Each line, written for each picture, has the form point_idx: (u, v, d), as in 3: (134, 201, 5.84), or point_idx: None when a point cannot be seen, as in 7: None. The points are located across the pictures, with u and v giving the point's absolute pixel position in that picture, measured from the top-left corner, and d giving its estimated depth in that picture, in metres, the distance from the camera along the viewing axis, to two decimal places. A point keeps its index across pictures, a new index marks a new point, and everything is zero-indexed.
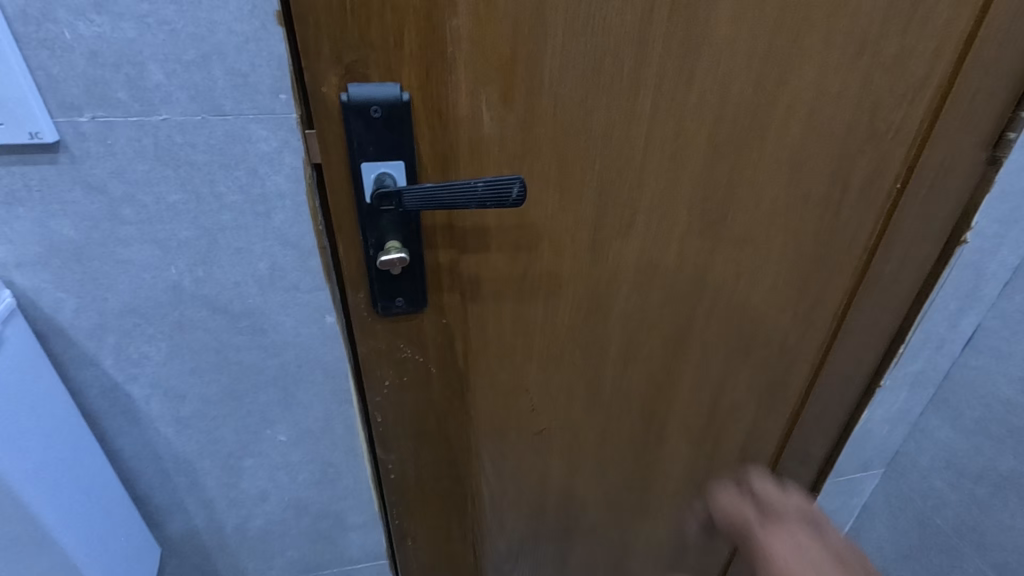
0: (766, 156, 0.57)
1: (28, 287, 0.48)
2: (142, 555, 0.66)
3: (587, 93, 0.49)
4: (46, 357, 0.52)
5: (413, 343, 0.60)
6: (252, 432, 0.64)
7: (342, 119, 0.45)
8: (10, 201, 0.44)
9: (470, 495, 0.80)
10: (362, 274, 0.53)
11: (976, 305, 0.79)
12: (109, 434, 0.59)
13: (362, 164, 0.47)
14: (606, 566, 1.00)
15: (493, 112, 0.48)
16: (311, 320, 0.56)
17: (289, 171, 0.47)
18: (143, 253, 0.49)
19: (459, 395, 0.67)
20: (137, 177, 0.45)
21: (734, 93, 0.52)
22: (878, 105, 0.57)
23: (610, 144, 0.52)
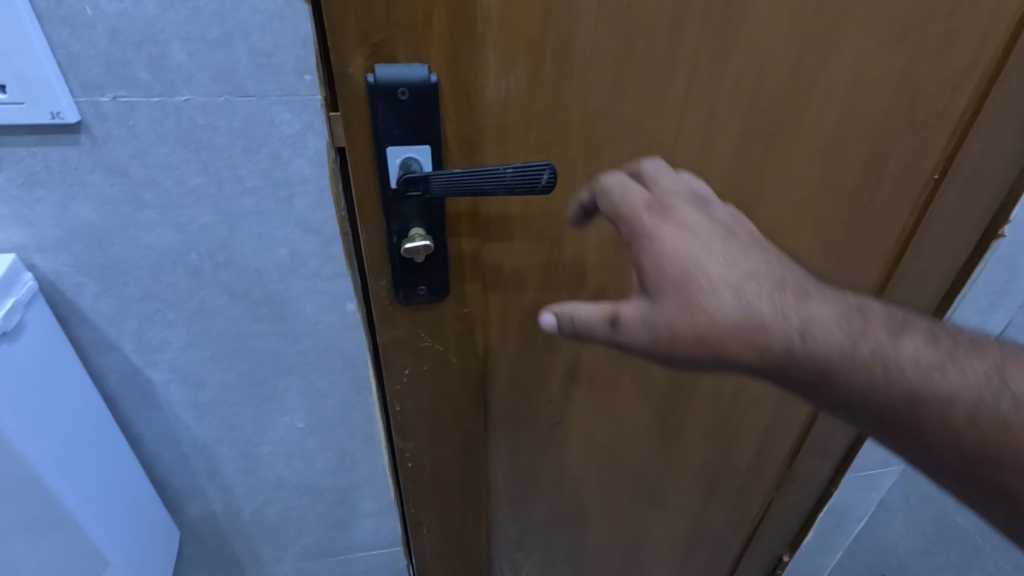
0: (800, 145, 0.55)
1: (50, 271, 0.48)
2: (160, 539, 0.66)
3: (619, 76, 0.47)
4: (67, 342, 0.51)
5: (434, 333, 0.59)
6: (270, 419, 0.64)
7: (368, 102, 0.43)
8: (31, 182, 0.43)
9: (485, 485, 0.79)
10: (384, 262, 0.52)
11: (1009, 300, 0.75)
12: (129, 419, 0.59)
13: (387, 148, 0.45)
14: (618, 558, 0.99)
15: (522, 96, 0.47)
16: (332, 307, 0.56)
17: (312, 155, 0.46)
18: (163, 237, 0.48)
19: (478, 385, 0.66)
20: (158, 160, 0.44)
21: (771, 78, 0.50)
22: (919, 93, 0.55)
23: (641, 131, 0.51)
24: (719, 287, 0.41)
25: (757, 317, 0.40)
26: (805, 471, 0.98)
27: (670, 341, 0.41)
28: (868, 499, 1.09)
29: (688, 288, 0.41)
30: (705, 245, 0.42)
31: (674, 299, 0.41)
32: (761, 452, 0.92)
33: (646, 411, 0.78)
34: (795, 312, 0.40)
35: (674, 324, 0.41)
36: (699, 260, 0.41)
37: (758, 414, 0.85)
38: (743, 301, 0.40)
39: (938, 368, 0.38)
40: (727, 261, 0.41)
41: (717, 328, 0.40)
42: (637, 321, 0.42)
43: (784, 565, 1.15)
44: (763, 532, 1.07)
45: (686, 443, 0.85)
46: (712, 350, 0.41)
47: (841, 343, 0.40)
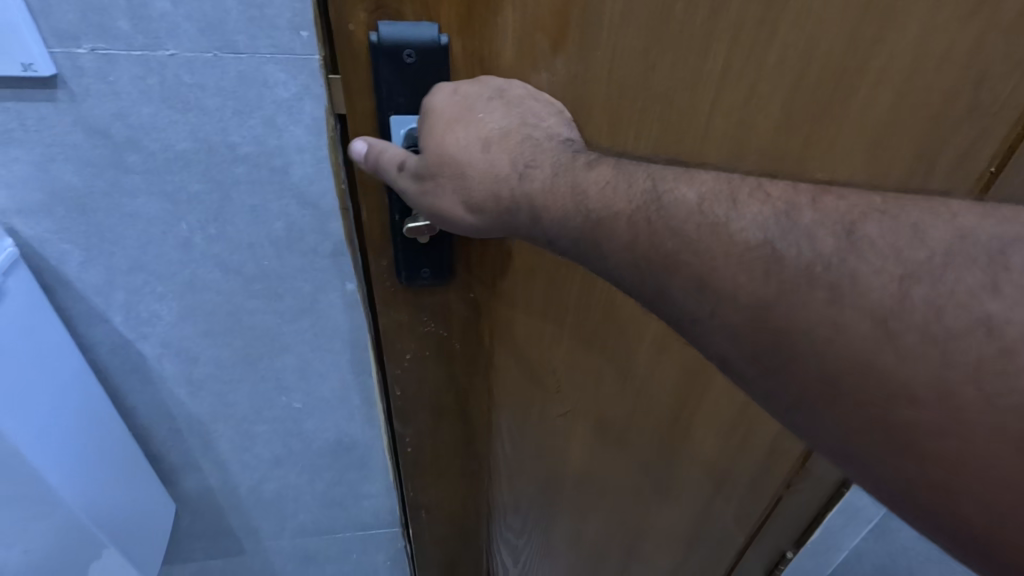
0: (846, 129, 0.50)
1: (32, 237, 0.45)
2: (156, 514, 0.65)
3: (651, 44, 0.43)
4: (53, 311, 0.49)
5: (436, 319, 0.56)
6: (267, 397, 0.62)
7: (370, 67, 0.38)
8: (6, 140, 0.40)
9: (485, 471, 0.77)
10: (385, 240, 0.48)
11: None
12: (122, 391, 0.57)
13: (392, 117, 0.40)
14: (617, 549, 0.98)
15: (542, 63, 0.42)
16: (330, 285, 0.53)
17: (310, 121, 0.43)
18: (150, 206, 0.45)
19: (482, 373, 0.63)
20: (142, 121, 0.40)
21: (820, 52, 0.45)
22: (985, 75, 0.49)
23: (672, 108, 0.46)
24: (471, 144, 0.39)
25: (499, 173, 0.39)
26: (817, 469, 0.94)
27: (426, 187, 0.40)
28: (880, 501, 1.06)
29: (444, 146, 0.39)
30: (469, 106, 0.39)
31: (434, 160, 0.39)
32: (775, 452, 0.89)
33: (657, 404, 0.75)
34: (528, 166, 0.39)
35: (436, 182, 0.39)
36: (459, 120, 0.39)
37: (773, 413, 0.82)
38: (489, 158, 0.39)
39: (606, 201, 0.36)
40: (488, 117, 0.39)
41: (466, 186, 0.39)
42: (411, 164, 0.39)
43: (788, 560, 1.11)
44: (768, 529, 1.04)
45: (695, 439, 0.82)
46: (467, 207, 0.40)
47: (546, 181, 0.38)
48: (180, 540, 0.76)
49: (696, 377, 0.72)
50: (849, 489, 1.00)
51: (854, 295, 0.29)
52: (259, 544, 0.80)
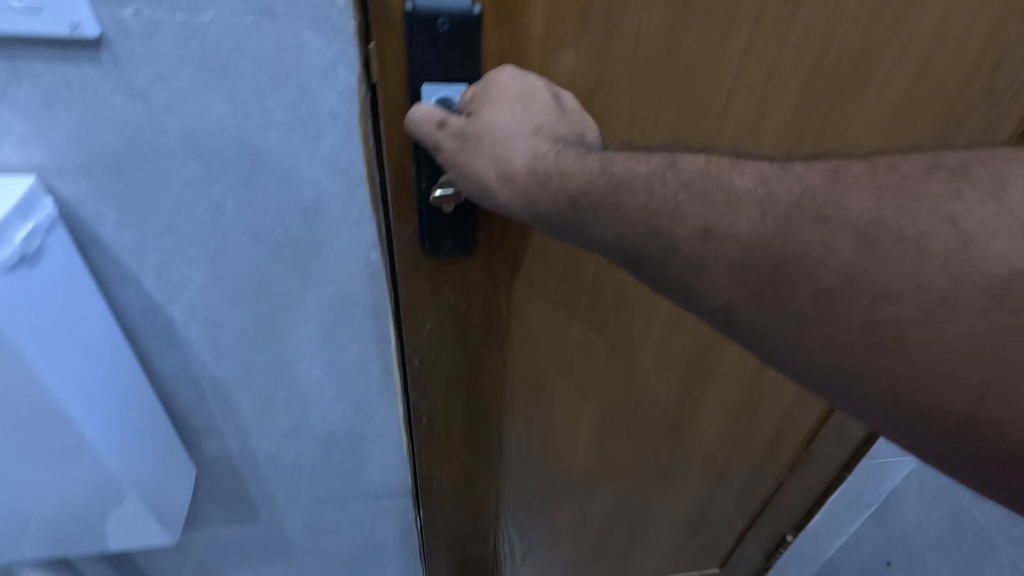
0: (864, 110, 0.51)
1: (70, 198, 0.46)
2: (179, 476, 0.67)
3: (676, 19, 0.43)
4: (89, 272, 0.50)
5: (458, 291, 0.57)
6: (289, 364, 0.63)
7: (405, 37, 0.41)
8: (50, 100, 0.41)
9: (497, 445, 0.78)
10: (411, 208, 0.49)
11: None
12: (150, 353, 0.59)
13: (424, 85, 0.42)
14: (621, 528, 1.00)
15: (569, 37, 0.43)
16: (356, 255, 0.54)
17: (343, 89, 0.44)
18: (186, 170, 0.46)
19: (498, 346, 0.65)
20: (182, 84, 0.42)
21: (842, 31, 0.46)
22: (1002, 58, 0.50)
23: (694, 85, 0.47)
24: (519, 126, 0.41)
25: (537, 156, 0.42)
26: (820, 452, 0.96)
27: (464, 148, 0.41)
28: (880, 487, 1.07)
29: (496, 118, 0.41)
30: (528, 95, 0.42)
31: (480, 127, 0.41)
32: (779, 434, 0.91)
33: (666, 383, 0.76)
34: (565, 154, 0.42)
35: (476, 149, 0.41)
36: (516, 102, 0.42)
37: (779, 395, 0.83)
38: (532, 142, 0.42)
39: (628, 167, 0.40)
40: (535, 99, 0.43)
41: (504, 159, 0.41)
42: (455, 123, 0.41)
43: (787, 543, 1.15)
44: (771, 511, 1.07)
45: (702, 419, 0.83)
46: (499, 178, 0.41)
47: (581, 164, 0.41)
48: (198, 505, 0.78)
49: (705, 354, 0.74)
50: (852, 472, 1.03)
51: (840, 220, 0.35)
52: (274, 511, 0.82)
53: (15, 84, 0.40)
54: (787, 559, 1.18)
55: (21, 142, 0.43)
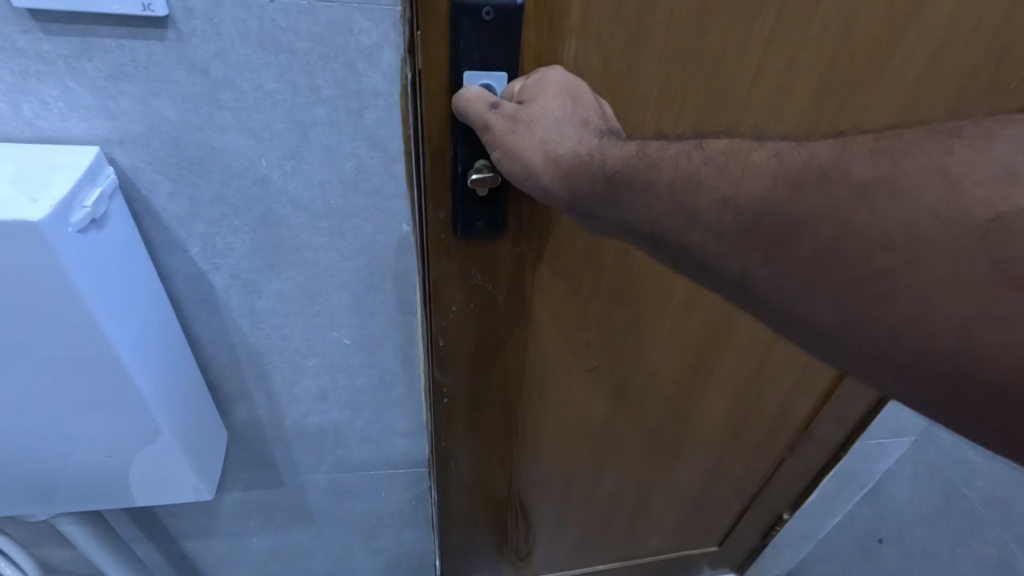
0: (877, 99, 0.54)
1: (128, 167, 0.51)
2: (212, 436, 0.70)
3: (705, 8, 0.46)
4: (141, 241, 0.55)
5: (484, 274, 0.60)
6: (320, 332, 0.67)
7: (449, 25, 0.43)
8: (117, 74, 0.46)
9: (514, 426, 0.81)
10: (446, 191, 0.52)
11: None
12: (191, 319, 0.63)
13: (465, 72, 0.44)
14: (627, 505, 1.03)
15: (604, 25, 0.45)
16: (387, 228, 0.59)
17: (386, 68, 0.49)
18: (236, 142, 0.51)
19: (520, 326, 0.68)
20: (238, 61, 0.46)
21: (864, 17, 0.49)
22: (1010, 52, 0.53)
23: (718, 74, 0.50)
24: (564, 121, 0.45)
25: (581, 146, 0.44)
26: (819, 432, 1.00)
27: (513, 128, 0.43)
28: (874, 467, 1.12)
29: (545, 109, 0.44)
30: (576, 95, 0.46)
31: (531, 114, 0.44)
32: (782, 414, 0.94)
33: (677, 363, 0.80)
34: (607, 144, 0.45)
35: (526, 133, 0.44)
36: (564, 100, 0.45)
37: (783, 376, 0.87)
38: (577, 134, 0.45)
39: (659, 151, 0.43)
40: (583, 98, 0.46)
41: (551, 147, 0.44)
42: (507, 106, 0.44)
43: (783, 522, 1.20)
44: (770, 491, 1.11)
45: (709, 399, 0.87)
46: (547, 160, 0.44)
47: (622, 153, 0.44)
48: (225, 470, 0.81)
49: (717, 336, 0.77)
50: (847, 454, 1.07)
51: (841, 180, 0.35)
52: (296, 477, 0.85)
53: (85, 57, 0.45)
54: (783, 536, 1.24)
55: (87, 112, 0.47)
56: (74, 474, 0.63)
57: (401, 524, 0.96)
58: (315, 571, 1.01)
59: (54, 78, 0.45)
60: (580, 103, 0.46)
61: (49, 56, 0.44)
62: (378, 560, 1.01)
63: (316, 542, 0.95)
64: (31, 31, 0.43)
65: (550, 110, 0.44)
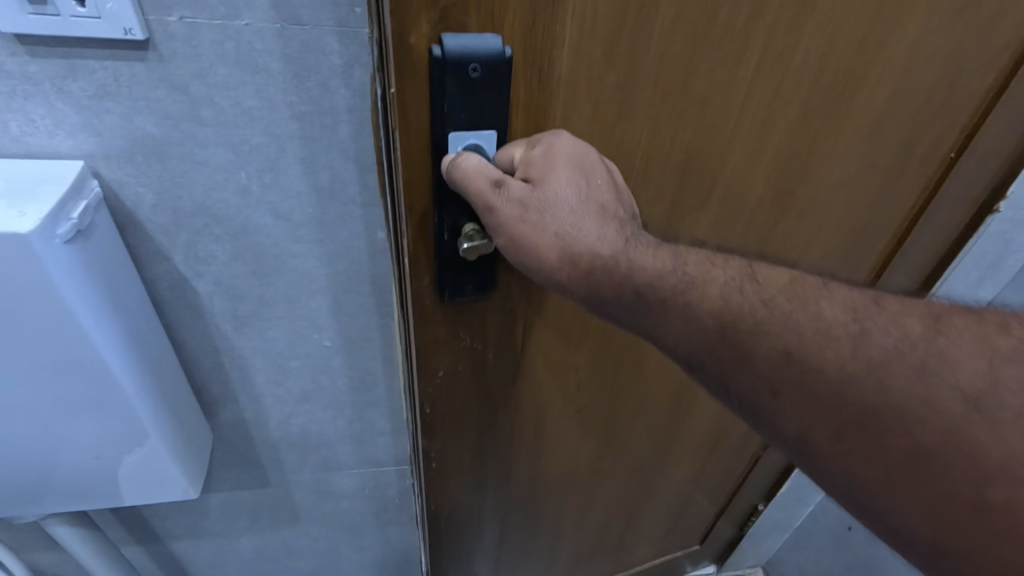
0: (847, 125, 0.57)
1: (113, 180, 0.53)
2: (198, 439, 0.71)
3: (695, 48, 0.46)
4: (126, 250, 0.57)
5: (476, 340, 0.56)
6: (300, 335, 0.69)
7: (430, 84, 0.39)
8: (102, 94, 0.48)
9: (504, 478, 0.74)
10: (430, 257, 0.47)
11: (997, 274, 0.82)
12: (176, 324, 0.64)
13: (451, 133, 0.41)
14: (614, 533, 1.01)
15: (594, 71, 0.44)
16: (363, 233, 0.61)
17: (357, 86, 0.52)
18: (217, 155, 0.53)
19: (514, 381, 0.62)
20: (217, 80, 0.49)
21: (841, 41, 0.51)
22: (957, 76, 0.58)
23: (706, 111, 0.51)
24: (579, 209, 0.43)
25: (595, 239, 0.43)
26: None
27: (520, 214, 0.42)
28: None
29: (557, 195, 0.42)
30: (588, 174, 0.44)
31: (539, 200, 0.42)
32: None
33: (659, 394, 0.78)
34: (628, 239, 0.45)
35: (534, 221, 0.42)
36: (577, 182, 0.43)
37: None
38: (591, 227, 0.43)
39: (702, 272, 0.44)
40: (591, 168, 0.45)
41: (563, 239, 0.43)
42: (511, 188, 0.41)
43: (758, 513, 1.25)
44: (747, 485, 1.15)
45: (695, 415, 0.86)
46: (560, 256, 0.43)
47: (663, 268, 0.44)
48: (211, 470, 0.83)
49: None
50: None
51: (944, 378, 0.36)
52: (283, 477, 0.86)
53: (71, 78, 0.47)
54: (760, 525, 1.29)
55: (73, 129, 0.49)
56: (62, 478, 0.64)
57: (386, 521, 0.98)
58: (300, 567, 1.02)
59: (41, 98, 0.48)
60: (594, 185, 0.44)
61: (35, 77, 0.46)
62: (364, 556, 1.03)
63: (302, 540, 0.97)
64: (17, 54, 0.45)
65: (564, 198, 0.42)
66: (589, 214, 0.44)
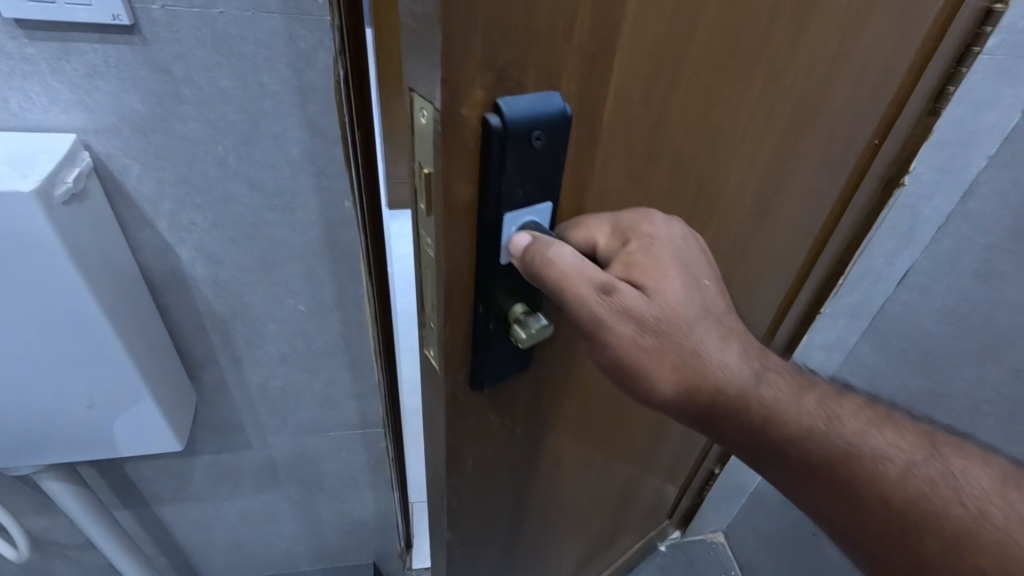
0: (817, 128, 0.59)
1: (103, 152, 0.51)
2: (184, 399, 0.71)
3: (715, 79, 0.44)
4: (113, 218, 0.55)
5: (503, 420, 0.53)
6: (276, 300, 0.68)
7: (479, 159, 0.34)
8: (90, 73, 0.47)
9: (523, 523, 0.72)
10: (467, 345, 0.43)
11: (910, 247, 0.82)
12: (158, 289, 0.63)
13: (506, 214, 0.37)
14: (608, 530, 1.04)
15: (632, 112, 0.40)
16: (330, 203, 0.60)
17: (323, 68, 0.51)
18: (197, 130, 0.52)
19: (538, 439, 0.60)
20: (196, 62, 0.48)
21: (820, 55, 0.51)
22: (889, 71, 0.60)
23: (716, 137, 0.49)
24: (693, 321, 0.41)
25: (710, 356, 0.42)
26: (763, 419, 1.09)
27: (633, 331, 0.40)
28: None
29: (670, 305, 0.40)
30: (691, 275, 0.42)
31: (653, 310, 0.40)
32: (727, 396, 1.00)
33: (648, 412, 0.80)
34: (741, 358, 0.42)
35: (646, 331, 0.40)
36: (682, 285, 0.41)
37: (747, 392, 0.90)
38: (707, 342, 0.42)
39: (842, 425, 0.42)
40: (693, 265, 0.43)
41: (681, 355, 0.41)
42: (622, 297, 0.39)
43: (714, 476, 1.35)
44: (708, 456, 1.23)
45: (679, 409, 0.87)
46: (671, 372, 0.41)
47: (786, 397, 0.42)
48: (194, 433, 0.84)
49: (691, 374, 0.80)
50: None
51: None
52: (264, 440, 0.88)
53: (64, 59, 0.46)
54: (716, 490, 1.37)
55: (65, 106, 0.48)
56: (60, 439, 0.64)
57: (363, 481, 1.01)
58: (284, 523, 1.05)
59: (38, 77, 0.47)
60: (700, 290, 0.42)
61: (32, 58, 0.46)
62: (344, 514, 1.07)
63: (286, 498, 1.00)
64: (16, 37, 0.44)
65: (678, 309, 0.40)
66: (705, 327, 0.42)
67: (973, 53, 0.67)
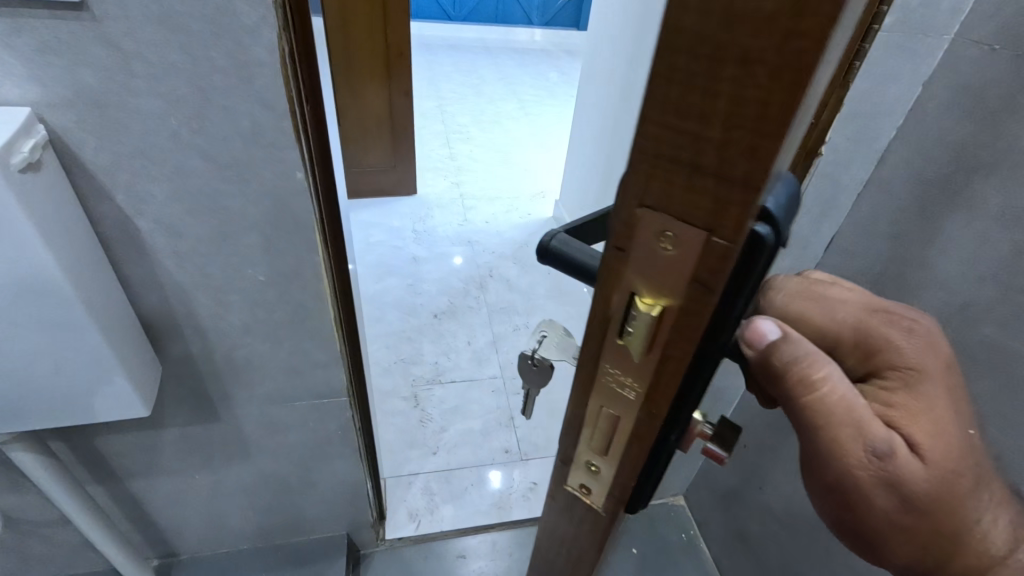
0: None
1: (58, 126, 0.54)
2: (150, 369, 0.74)
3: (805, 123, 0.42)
4: (71, 189, 0.58)
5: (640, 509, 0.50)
6: (236, 271, 0.71)
7: (735, 278, 0.29)
8: (43, 48, 0.50)
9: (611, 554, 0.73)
10: (658, 460, 0.40)
11: (835, 212, 0.89)
12: (119, 261, 0.66)
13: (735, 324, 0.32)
14: None
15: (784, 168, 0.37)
16: (283, 174, 0.63)
17: (268, 43, 0.54)
18: (149, 104, 0.55)
19: None
20: (145, 38, 0.51)
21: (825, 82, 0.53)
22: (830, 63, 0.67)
23: None
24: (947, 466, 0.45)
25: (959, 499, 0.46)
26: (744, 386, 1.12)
27: (888, 489, 0.45)
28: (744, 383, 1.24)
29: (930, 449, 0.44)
30: (948, 423, 0.45)
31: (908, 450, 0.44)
32: None
33: None
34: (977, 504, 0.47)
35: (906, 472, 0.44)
36: (940, 429, 0.44)
37: None
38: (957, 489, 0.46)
39: None
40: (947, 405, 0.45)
41: (931, 497, 0.45)
42: (890, 462, 0.44)
43: None
44: None
45: None
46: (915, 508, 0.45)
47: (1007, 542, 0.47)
48: (163, 406, 0.87)
49: None
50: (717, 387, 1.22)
51: None
52: (232, 412, 0.91)
53: (15, 35, 0.49)
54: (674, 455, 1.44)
55: (18, 79, 0.51)
56: (28, 407, 0.67)
57: (332, 450, 1.04)
58: (257, 495, 1.09)
59: None
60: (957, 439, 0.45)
61: None
62: (316, 484, 1.11)
63: (258, 471, 1.04)
64: None
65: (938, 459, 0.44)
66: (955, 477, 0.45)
67: (874, 32, 0.72)
